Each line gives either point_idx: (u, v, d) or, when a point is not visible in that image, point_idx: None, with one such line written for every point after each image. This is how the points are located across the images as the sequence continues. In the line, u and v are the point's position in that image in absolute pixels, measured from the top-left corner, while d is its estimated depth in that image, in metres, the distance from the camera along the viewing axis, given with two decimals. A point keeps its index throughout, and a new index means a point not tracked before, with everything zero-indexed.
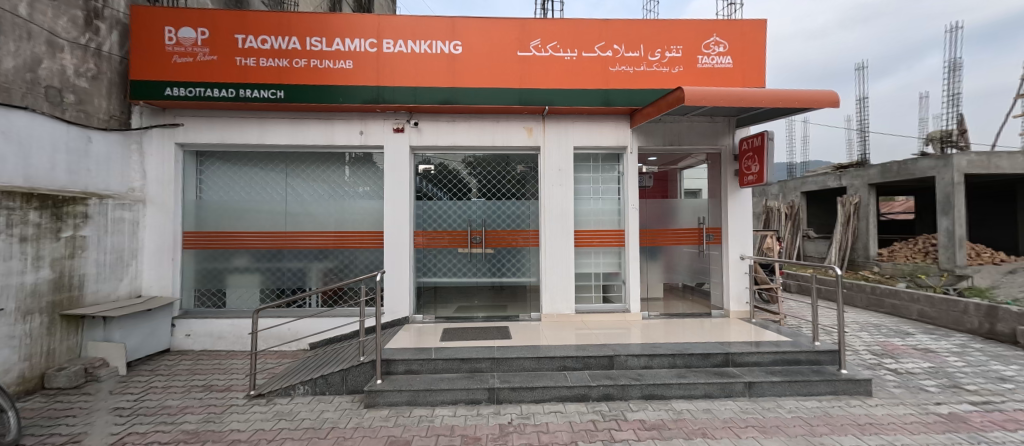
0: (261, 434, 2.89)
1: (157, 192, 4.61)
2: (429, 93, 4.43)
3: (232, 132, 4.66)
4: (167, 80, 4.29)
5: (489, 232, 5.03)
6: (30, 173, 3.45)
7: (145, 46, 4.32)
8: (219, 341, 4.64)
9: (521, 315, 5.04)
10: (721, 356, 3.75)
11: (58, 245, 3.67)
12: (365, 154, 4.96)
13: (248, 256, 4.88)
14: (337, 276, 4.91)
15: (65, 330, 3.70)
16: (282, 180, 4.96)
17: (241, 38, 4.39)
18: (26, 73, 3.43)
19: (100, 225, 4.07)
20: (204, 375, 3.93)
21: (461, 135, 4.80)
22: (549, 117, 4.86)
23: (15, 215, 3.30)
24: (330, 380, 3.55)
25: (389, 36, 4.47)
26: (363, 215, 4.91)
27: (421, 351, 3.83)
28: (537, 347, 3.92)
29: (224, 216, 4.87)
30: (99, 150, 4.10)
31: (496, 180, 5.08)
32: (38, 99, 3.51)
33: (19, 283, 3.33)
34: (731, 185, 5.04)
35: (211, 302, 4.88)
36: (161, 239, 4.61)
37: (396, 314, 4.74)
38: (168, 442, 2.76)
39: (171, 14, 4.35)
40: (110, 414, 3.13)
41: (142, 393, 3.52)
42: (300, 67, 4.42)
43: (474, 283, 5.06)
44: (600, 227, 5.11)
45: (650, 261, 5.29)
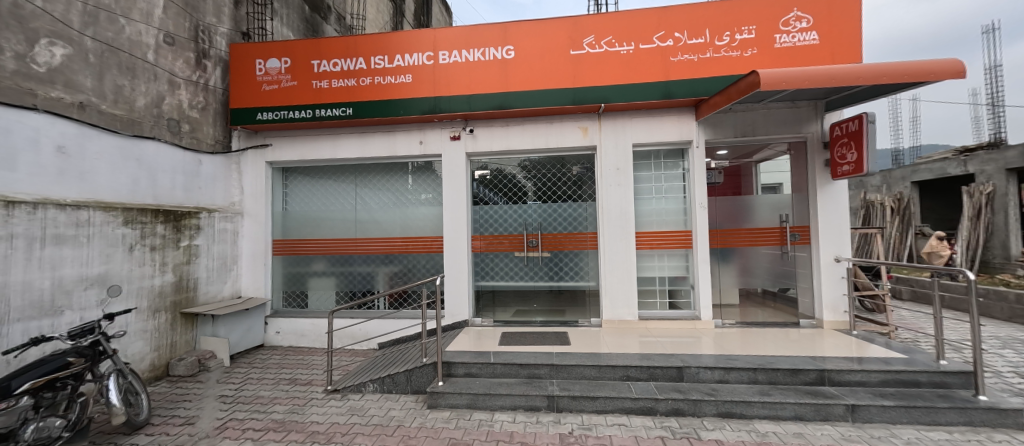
0: (336, 427, 3.12)
1: (251, 205, 5.24)
2: (482, 100, 4.51)
3: (310, 149, 5.15)
4: (258, 106, 4.88)
5: (545, 235, 4.97)
6: (157, 193, 4.16)
7: (241, 79, 4.95)
8: (303, 339, 5.12)
9: (581, 320, 4.89)
10: (815, 373, 3.27)
11: (178, 253, 4.33)
12: (426, 163, 5.19)
13: (326, 261, 5.33)
14: (402, 279, 5.18)
15: (184, 325, 4.36)
16: (353, 190, 5.36)
17: (316, 63, 4.84)
18: (154, 108, 4.14)
19: (209, 235, 4.72)
20: (290, 369, 4.35)
21: (516, 138, 4.81)
22: (605, 114, 4.67)
23: (145, 228, 4.00)
24: (396, 379, 3.73)
25: (444, 47, 4.63)
26: (424, 221, 5.13)
27: (480, 354, 3.87)
28: (599, 354, 3.75)
29: (305, 225, 5.37)
30: (208, 171, 4.77)
31: (552, 182, 5.00)
32: (161, 130, 4.20)
33: (149, 284, 4.01)
34: (821, 177, 4.42)
35: (296, 303, 5.40)
36: (255, 246, 5.21)
37: (456, 317, 4.88)
38: (260, 429, 3.10)
39: (261, 48, 4.93)
40: (216, 401, 3.60)
41: (241, 382, 4.00)
42: (366, 84, 4.75)
43: (532, 287, 5.01)
44: (664, 228, 4.78)
45: (723, 264, 4.83)
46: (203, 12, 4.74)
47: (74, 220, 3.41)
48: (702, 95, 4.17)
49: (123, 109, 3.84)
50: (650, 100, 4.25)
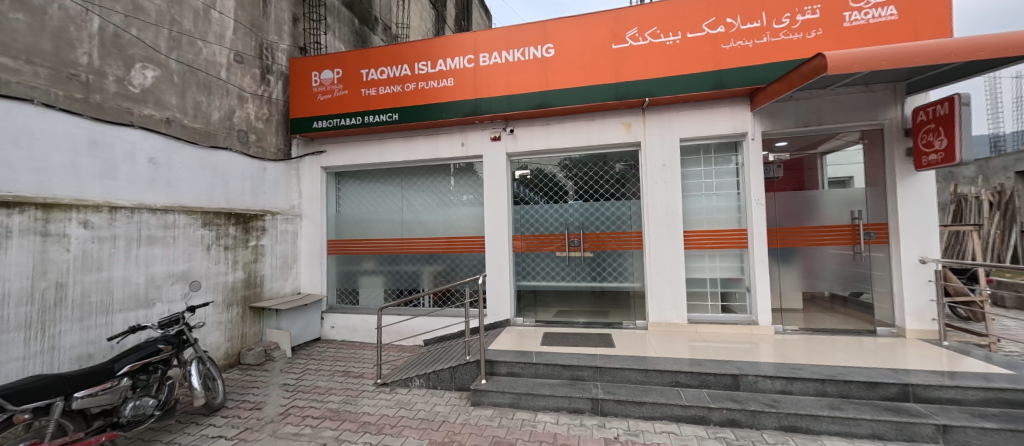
0: (386, 419, 3.27)
1: (309, 208, 5.62)
2: (522, 99, 4.52)
3: (360, 154, 5.43)
4: (315, 116, 5.23)
5: (587, 234, 4.87)
6: (229, 197, 4.59)
7: (300, 91, 5.33)
8: (355, 333, 5.41)
9: (625, 322, 4.75)
10: (897, 388, 2.93)
11: (247, 252, 4.74)
12: (468, 164, 5.28)
13: (375, 260, 5.60)
14: (445, 278, 5.31)
15: (252, 318, 4.77)
16: (399, 192, 5.58)
17: (365, 72, 5.10)
18: (226, 121, 4.57)
19: (273, 236, 5.13)
20: (344, 362, 4.61)
21: (556, 137, 4.76)
22: (650, 109, 4.50)
23: (220, 229, 4.42)
24: (441, 376, 3.82)
25: (485, 50, 4.69)
26: (466, 222, 5.23)
27: (522, 354, 3.86)
28: (645, 358, 3.60)
29: (356, 226, 5.68)
30: (272, 177, 5.19)
31: (593, 180, 4.90)
32: (233, 141, 4.63)
33: (223, 280, 4.43)
34: (900, 168, 3.95)
35: (348, 299, 5.71)
36: (312, 246, 5.59)
37: (498, 316, 4.92)
38: (318, 417, 3.32)
39: (316, 61, 5.28)
40: (280, 388, 3.90)
41: (301, 373, 4.30)
42: (410, 90, 4.93)
43: (574, 288, 4.93)
44: (716, 226, 4.51)
45: (784, 265, 4.45)
46: (268, 31, 5.17)
47: (163, 223, 3.86)
48: (758, 84, 3.89)
49: (201, 123, 4.28)
50: (700, 91, 4.03)
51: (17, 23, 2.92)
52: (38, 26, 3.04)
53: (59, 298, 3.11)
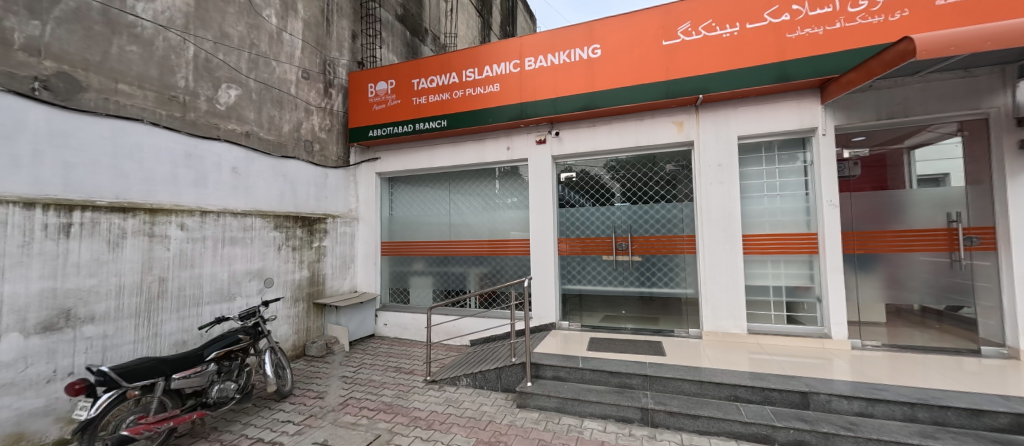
0: (435, 415, 3.38)
1: (364, 211, 5.99)
2: (568, 101, 4.49)
3: (411, 159, 5.69)
4: (370, 125, 5.57)
5: (636, 238, 4.72)
6: (297, 202, 5.02)
7: (358, 102, 5.71)
8: (406, 331, 5.65)
9: (676, 330, 4.53)
10: (1008, 418, 2.53)
11: (312, 252, 5.15)
12: (513, 167, 5.34)
13: (424, 261, 5.82)
14: (491, 280, 5.40)
15: (316, 313, 5.16)
16: (447, 196, 5.77)
17: (416, 81, 5.35)
18: (295, 132, 5.01)
19: (334, 238, 5.53)
20: (396, 359, 4.84)
21: (603, 139, 4.68)
22: (704, 106, 4.27)
23: (288, 231, 4.85)
24: (488, 376, 3.89)
25: (530, 54, 4.73)
26: (511, 225, 5.28)
27: (568, 358, 3.81)
28: (699, 369, 3.41)
29: (407, 228, 5.95)
30: (333, 182, 5.59)
31: (642, 182, 4.74)
32: (300, 150, 5.07)
33: (291, 278, 4.85)
34: (1011, 163, 3.45)
35: (399, 298, 5.98)
36: (368, 247, 5.94)
37: (543, 319, 4.90)
38: (373, 409, 3.52)
39: (372, 74, 5.63)
40: (340, 380, 4.19)
41: (358, 366, 4.58)
42: (458, 97, 5.09)
43: (622, 293, 4.79)
44: (779, 230, 4.17)
45: (863, 273, 4.00)
46: (330, 48, 5.59)
47: (243, 225, 4.30)
48: (830, 74, 3.56)
49: (274, 135, 4.73)
50: (761, 85, 3.76)
51: (132, 55, 3.42)
52: (147, 56, 3.53)
53: (161, 290, 3.58)
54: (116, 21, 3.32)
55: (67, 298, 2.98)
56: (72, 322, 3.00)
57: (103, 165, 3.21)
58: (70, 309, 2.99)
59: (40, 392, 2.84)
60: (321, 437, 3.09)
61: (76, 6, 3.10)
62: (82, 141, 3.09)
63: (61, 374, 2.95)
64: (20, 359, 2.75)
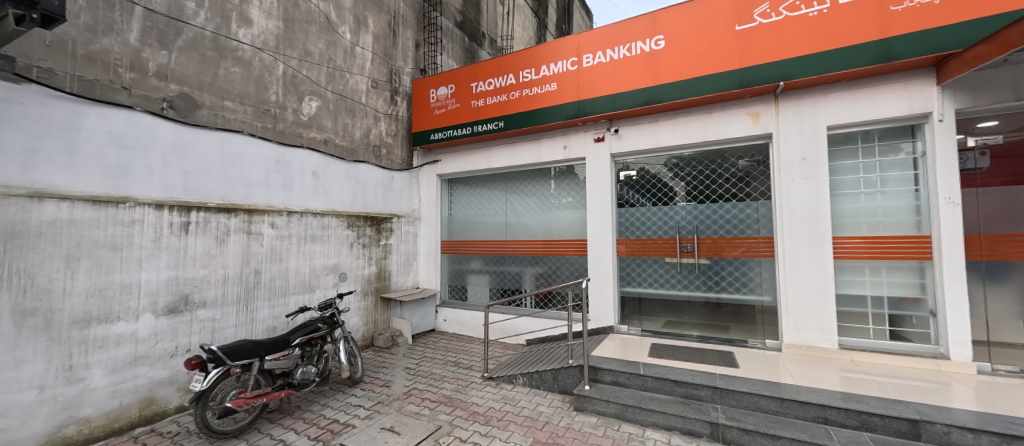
0: (493, 412, 3.45)
1: (426, 211, 6.29)
2: (629, 97, 4.33)
3: (470, 161, 5.86)
4: (432, 129, 5.84)
5: (702, 239, 4.41)
6: (367, 203, 5.41)
7: (421, 107, 6.01)
8: (464, 327, 5.84)
9: (750, 340, 4.16)
10: None
11: (379, 249, 5.52)
12: (569, 167, 5.27)
13: (481, 260, 5.95)
14: (547, 280, 5.37)
15: (382, 307, 5.52)
16: (504, 197, 5.84)
17: (475, 84, 5.50)
18: (365, 138, 5.40)
19: (398, 236, 5.87)
20: (455, 354, 5.02)
21: (666, 134, 4.44)
22: (785, 95, 3.88)
23: (360, 230, 5.25)
24: (544, 377, 3.87)
25: (588, 50, 4.63)
26: (568, 225, 5.22)
27: (629, 364, 3.67)
28: (779, 384, 3.09)
29: (465, 228, 6.13)
30: (398, 184, 5.94)
31: (710, 179, 4.42)
32: (369, 155, 5.45)
33: (361, 273, 5.24)
34: None
35: (457, 295, 6.17)
36: (429, 246, 6.22)
37: (601, 322, 4.77)
38: (434, 400, 3.68)
39: (434, 80, 5.89)
40: (404, 371, 4.43)
41: (420, 359, 4.82)
42: (515, 98, 5.14)
43: (687, 298, 4.50)
44: (879, 232, 3.64)
45: (992, 284, 3.36)
46: (396, 59, 5.95)
47: (322, 224, 4.74)
48: (949, 49, 3.03)
49: (348, 141, 5.14)
50: (857, 67, 3.31)
51: (235, 75, 3.91)
52: (247, 76, 4.02)
53: (257, 281, 4.05)
54: (223, 47, 3.82)
55: (186, 285, 3.50)
56: (189, 306, 3.51)
57: (213, 172, 3.72)
58: (188, 295, 3.50)
59: (166, 364, 3.37)
60: (388, 423, 3.28)
61: (194, 36, 3.60)
62: (198, 152, 3.61)
63: (181, 350, 3.47)
64: (152, 335, 3.28)
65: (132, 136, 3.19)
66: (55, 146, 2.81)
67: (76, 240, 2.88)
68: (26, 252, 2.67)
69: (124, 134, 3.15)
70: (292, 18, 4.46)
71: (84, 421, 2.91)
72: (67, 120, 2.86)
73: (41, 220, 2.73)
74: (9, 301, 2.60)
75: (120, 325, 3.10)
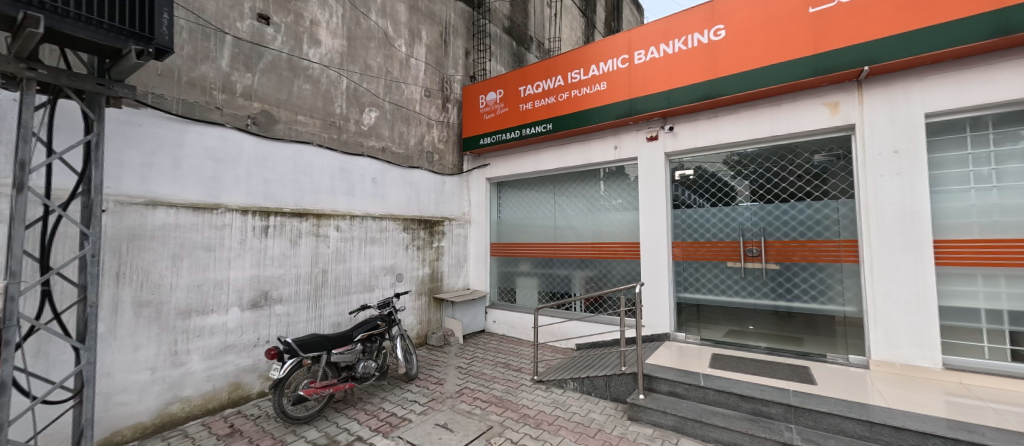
0: (543, 415, 3.43)
1: (475, 214, 6.44)
2: (685, 92, 4.12)
3: (518, 164, 5.92)
4: (482, 133, 5.97)
5: (770, 242, 4.06)
6: (420, 206, 5.65)
7: (470, 113, 6.18)
8: (513, 329, 5.88)
9: (829, 355, 3.75)
10: None
11: (432, 251, 5.75)
12: (619, 167, 5.12)
13: (530, 262, 5.96)
14: (597, 284, 5.24)
15: (435, 307, 5.74)
16: (552, 199, 5.81)
17: (523, 88, 5.53)
18: (419, 145, 5.66)
19: (449, 239, 6.08)
20: (504, 355, 5.07)
21: (727, 130, 4.16)
22: (870, 81, 3.47)
23: (414, 232, 5.50)
24: (596, 383, 3.78)
25: (640, 47, 4.48)
26: (618, 227, 5.07)
27: (687, 374, 3.46)
28: (866, 406, 2.75)
29: (513, 230, 6.19)
30: (449, 188, 6.15)
31: (779, 177, 4.06)
32: (423, 161, 5.70)
33: (416, 274, 5.48)
34: None
35: (506, 297, 6.23)
36: (479, 248, 6.37)
37: (656, 329, 4.57)
38: (485, 401, 3.74)
39: (483, 86, 6.03)
40: (456, 370, 4.55)
41: (471, 359, 4.92)
42: (564, 99, 5.10)
43: (752, 307, 4.16)
44: (996, 235, 3.11)
45: None
46: (447, 68, 6.18)
47: (381, 227, 5.03)
48: None
49: (403, 149, 5.42)
50: (963, 43, 2.87)
51: (306, 92, 4.29)
52: (316, 92, 4.39)
53: (324, 280, 4.39)
54: (296, 66, 4.21)
55: (266, 282, 3.88)
56: (268, 302, 3.89)
57: (288, 180, 4.10)
58: (267, 291, 3.89)
59: (250, 353, 3.76)
60: (442, 420, 3.39)
61: (273, 59, 4.00)
62: (276, 162, 4.00)
63: (262, 341, 3.85)
64: (239, 327, 3.68)
65: (223, 150, 3.61)
66: (164, 161, 3.26)
67: (179, 242, 3.31)
68: (142, 252, 3.11)
69: (217, 148, 3.58)
70: (355, 36, 4.81)
71: (186, 400, 3.33)
72: (173, 138, 3.31)
73: (154, 224, 3.18)
74: (130, 293, 3.05)
75: (214, 317, 3.52)
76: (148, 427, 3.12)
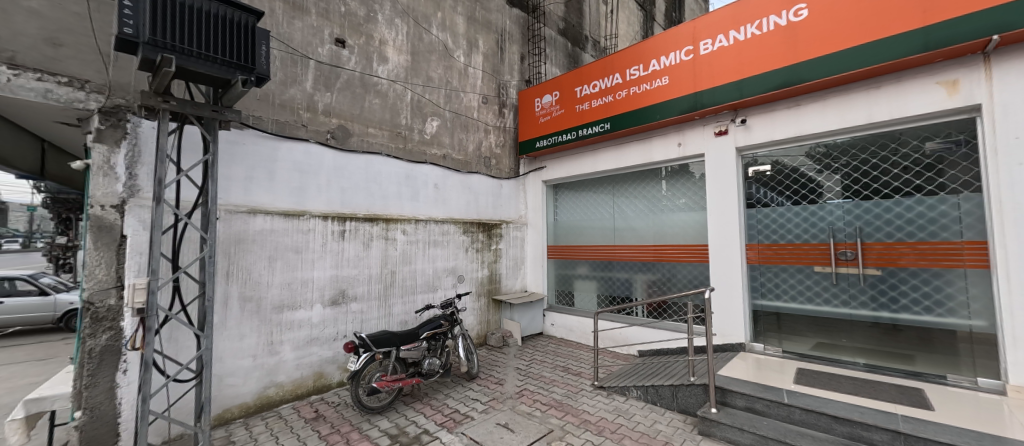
0: (605, 423, 3.34)
1: (532, 217, 6.48)
2: (759, 81, 3.79)
3: (575, 166, 5.85)
4: (538, 136, 6.00)
5: (868, 245, 3.57)
6: (479, 210, 5.81)
7: (526, 117, 6.24)
8: (571, 333, 5.81)
9: (950, 377, 3.19)
10: None
11: (490, 253, 5.89)
12: (684, 165, 4.84)
13: (588, 265, 5.85)
14: (660, 288, 4.98)
15: (494, 308, 5.87)
16: (611, 200, 5.65)
17: (579, 89, 5.47)
18: (477, 150, 5.84)
19: (507, 241, 6.18)
20: (563, 359, 5.02)
21: (811, 119, 3.75)
22: (1000, 52, 2.92)
23: (474, 235, 5.67)
24: (661, 392, 3.59)
25: (706, 36, 4.20)
26: (682, 228, 4.79)
27: (767, 389, 3.16)
28: (1004, 440, 2.30)
29: (570, 233, 6.12)
30: (506, 191, 6.26)
31: (879, 169, 3.56)
32: (481, 166, 5.87)
33: (476, 275, 5.66)
34: None
35: (565, 300, 6.17)
36: (536, 250, 6.40)
37: (729, 338, 4.24)
38: (545, 403, 3.74)
39: (539, 89, 6.06)
40: (515, 371, 4.61)
41: (530, 361, 4.95)
42: (622, 97, 4.96)
43: (847, 317, 3.68)
44: None
45: None
46: (504, 73, 6.31)
47: (443, 230, 5.27)
48: None
49: (462, 155, 5.63)
50: None
51: (376, 106, 4.64)
52: (385, 105, 4.74)
53: (393, 280, 4.70)
54: (368, 83, 4.58)
55: (344, 282, 4.26)
56: (346, 300, 4.26)
57: (361, 188, 4.46)
58: (345, 290, 4.26)
59: (330, 346, 4.14)
60: (503, 419, 3.45)
61: (348, 78, 4.40)
62: (351, 172, 4.38)
63: (340, 335, 4.22)
64: (322, 322, 4.07)
65: (308, 163, 4.04)
66: (262, 174, 3.73)
67: (273, 245, 3.75)
68: (246, 254, 3.58)
69: (303, 161, 4.01)
70: (418, 51, 5.11)
71: (280, 385, 3.76)
72: (269, 154, 3.77)
73: (255, 230, 3.64)
74: (236, 290, 3.52)
75: (302, 312, 3.93)
76: (251, 407, 3.57)
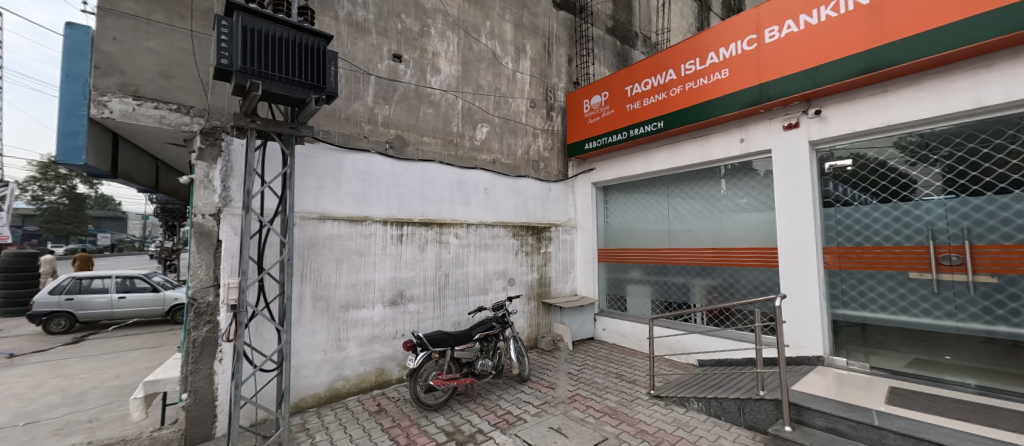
0: (664, 434, 3.21)
1: (582, 220, 6.41)
2: (836, 68, 3.45)
3: (626, 166, 5.69)
4: (587, 138, 5.93)
5: (980, 249, 3.08)
6: (528, 213, 5.85)
7: (575, 119, 6.19)
8: (624, 339, 5.65)
9: None
10: None
11: (540, 256, 5.90)
12: (748, 163, 4.52)
13: (641, 269, 5.65)
14: (722, 294, 4.67)
15: (544, 311, 5.87)
16: (665, 201, 5.41)
17: (630, 87, 5.32)
18: (526, 154, 5.90)
19: (556, 245, 6.16)
20: (616, 365, 4.89)
21: (901, 106, 3.33)
22: None
23: (523, 239, 5.72)
24: (726, 406, 3.37)
25: (772, 23, 3.91)
26: (746, 230, 4.47)
27: (852, 408, 2.84)
28: None
29: (622, 236, 5.96)
30: (555, 194, 6.24)
31: (993, 160, 3.07)
32: (530, 169, 5.92)
33: (526, 278, 5.70)
34: None
35: (616, 305, 6.00)
36: (586, 254, 6.31)
37: (804, 350, 3.87)
38: (599, 410, 3.66)
39: (588, 90, 5.99)
40: (566, 376, 4.58)
41: (581, 366, 4.88)
42: (676, 94, 4.75)
43: (953, 332, 3.20)
44: None
45: None
46: (551, 76, 6.32)
47: (493, 234, 5.37)
48: None
49: (511, 159, 5.72)
50: None
51: (429, 115, 4.87)
52: (438, 115, 4.95)
53: (447, 283, 4.88)
54: (422, 94, 4.82)
55: (402, 283, 4.50)
56: (404, 300, 4.50)
57: (417, 194, 4.70)
58: (403, 291, 4.50)
59: (390, 344, 4.38)
60: (556, 424, 3.43)
61: (404, 90, 4.66)
62: (408, 179, 4.63)
63: (399, 334, 4.46)
64: (383, 321, 4.33)
65: (370, 172, 4.33)
66: (331, 184, 4.06)
67: (341, 248, 4.07)
68: (318, 257, 3.92)
69: (366, 171, 4.31)
70: (468, 61, 5.28)
71: (347, 379, 4.05)
72: (336, 165, 4.10)
73: (325, 235, 3.97)
74: (310, 289, 3.86)
75: (365, 311, 4.21)
76: (323, 397, 3.89)
